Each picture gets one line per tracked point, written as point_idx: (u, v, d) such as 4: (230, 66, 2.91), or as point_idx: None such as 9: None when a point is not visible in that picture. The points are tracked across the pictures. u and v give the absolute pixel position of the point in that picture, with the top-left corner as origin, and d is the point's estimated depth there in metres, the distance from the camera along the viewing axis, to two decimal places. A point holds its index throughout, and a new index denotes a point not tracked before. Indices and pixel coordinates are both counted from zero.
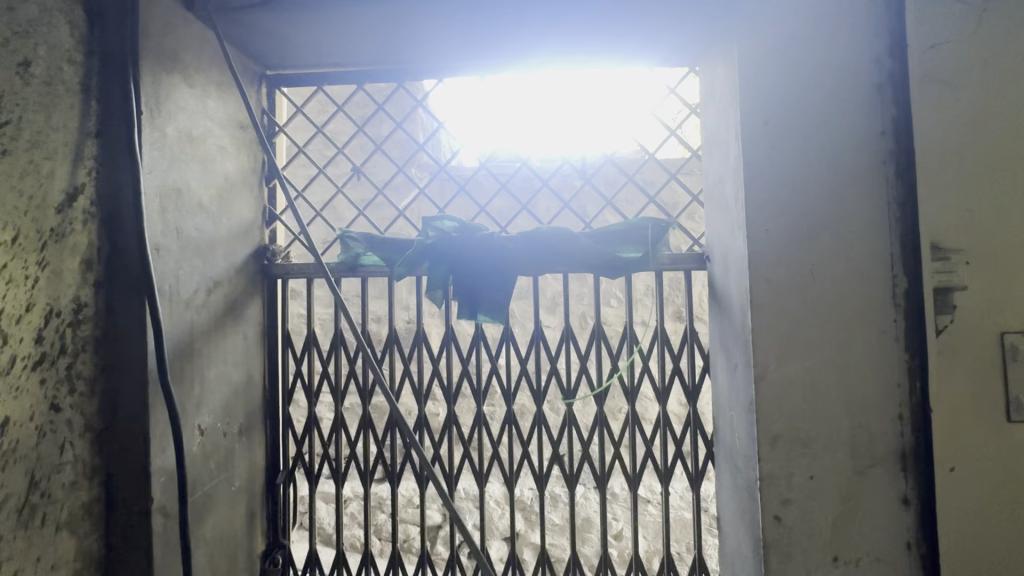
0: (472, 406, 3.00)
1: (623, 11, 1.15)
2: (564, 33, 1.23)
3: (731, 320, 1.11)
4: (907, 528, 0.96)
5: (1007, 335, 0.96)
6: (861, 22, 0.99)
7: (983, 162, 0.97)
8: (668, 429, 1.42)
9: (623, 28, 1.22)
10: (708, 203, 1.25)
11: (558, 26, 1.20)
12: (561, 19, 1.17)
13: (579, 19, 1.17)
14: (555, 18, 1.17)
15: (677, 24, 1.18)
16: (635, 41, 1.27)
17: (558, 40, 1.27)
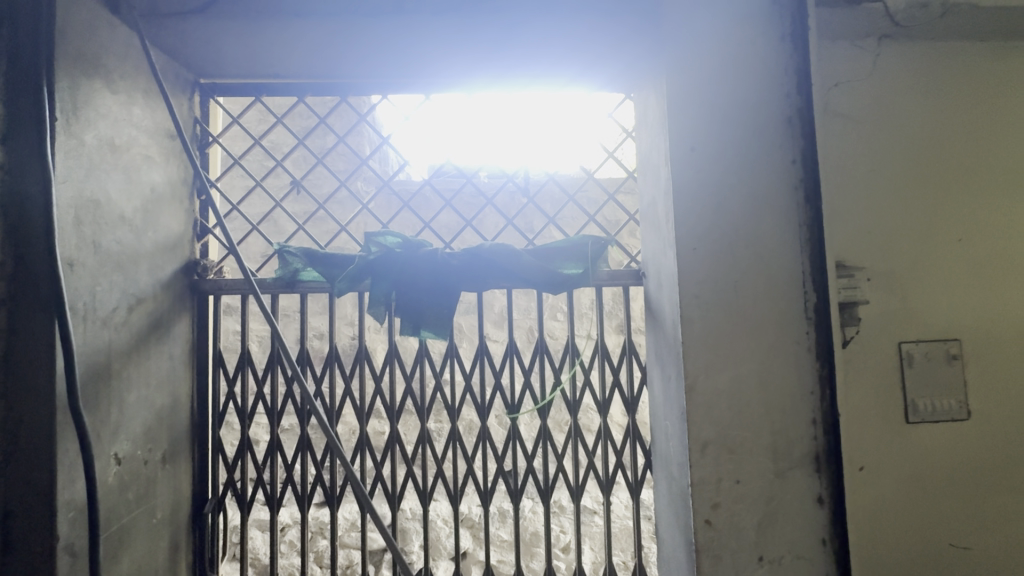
0: (416, 424, 2.99)
1: (562, 38, 1.20)
2: (506, 55, 1.27)
3: (664, 333, 1.17)
4: (823, 525, 1.02)
5: (903, 344, 1.17)
6: (775, 60, 1.08)
7: (878, 196, 1.20)
8: (609, 440, 1.45)
9: (562, 55, 1.28)
10: (644, 222, 1.30)
11: (501, 49, 1.24)
12: (502, 43, 1.21)
13: (520, 44, 1.22)
14: (497, 41, 1.21)
15: (611, 55, 1.25)
16: (573, 67, 1.34)
17: (500, 63, 1.31)
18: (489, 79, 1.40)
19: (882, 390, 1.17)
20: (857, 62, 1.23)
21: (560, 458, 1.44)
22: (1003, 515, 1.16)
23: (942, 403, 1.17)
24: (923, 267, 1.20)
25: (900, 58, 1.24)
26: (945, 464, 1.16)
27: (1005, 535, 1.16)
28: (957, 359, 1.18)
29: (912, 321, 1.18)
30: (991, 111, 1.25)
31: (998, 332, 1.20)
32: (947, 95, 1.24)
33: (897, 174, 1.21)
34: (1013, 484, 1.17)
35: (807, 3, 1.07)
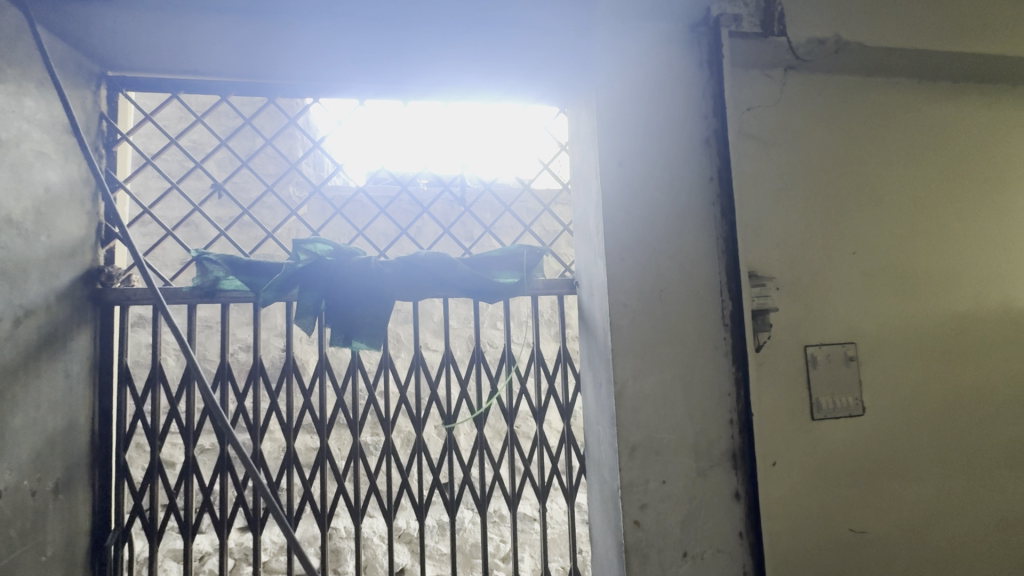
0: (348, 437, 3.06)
1: (496, 51, 1.22)
2: (440, 66, 1.28)
3: (596, 340, 1.20)
4: (739, 519, 1.09)
5: (808, 347, 1.28)
6: (692, 85, 1.16)
7: (785, 212, 1.31)
8: (545, 447, 1.46)
9: (496, 68, 1.30)
10: (577, 232, 1.34)
11: (434, 59, 1.25)
12: (436, 52, 1.22)
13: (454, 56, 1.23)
14: (430, 51, 1.21)
15: (542, 71, 1.29)
16: (508, 81, 1.37)
17: (436, 73, 1.32)
18: (420, 92, 1.42)
19: (790, 389, 1.27)
20: (767, 90, 1.34)
21: (496, 468, 1.43)
22: (893, 501, 1.29)
23: (841, 401, 1.29)
24: (824, 279, 1.32)
25: (802, 89, 1.36)
26: (844, 456, 1.28)
27: (895, 518, 1.29)
28: (853, 360, 1.31)
29: (815, 327, 1.30)
30: (879, 139, 1.40)
31: (889, 335, 1.34)
32: (842, 124, 1.38)
33: (801, 194, 1.33)
34: (901, 472, 1.31)
35: (721, 33, 1.16)
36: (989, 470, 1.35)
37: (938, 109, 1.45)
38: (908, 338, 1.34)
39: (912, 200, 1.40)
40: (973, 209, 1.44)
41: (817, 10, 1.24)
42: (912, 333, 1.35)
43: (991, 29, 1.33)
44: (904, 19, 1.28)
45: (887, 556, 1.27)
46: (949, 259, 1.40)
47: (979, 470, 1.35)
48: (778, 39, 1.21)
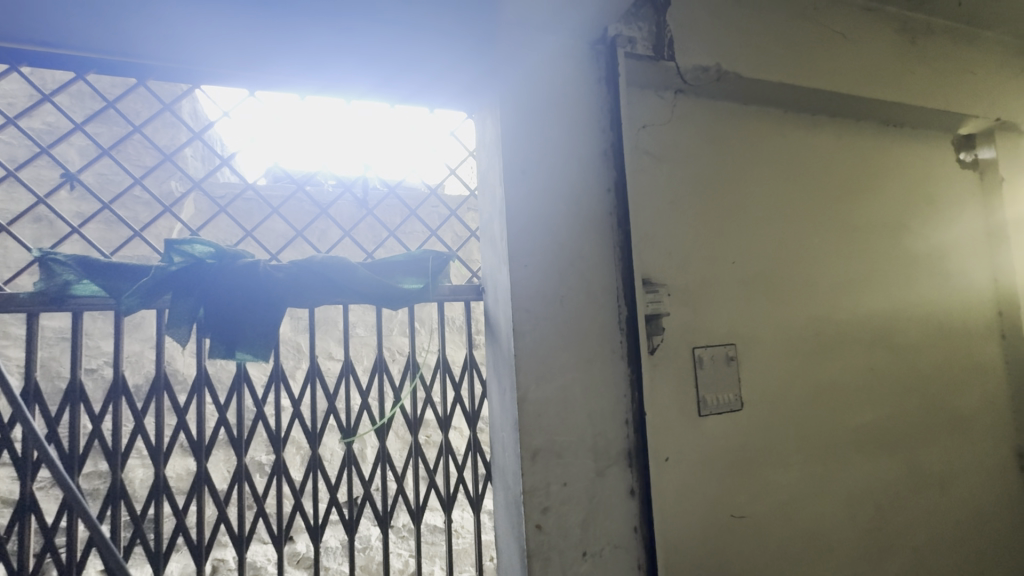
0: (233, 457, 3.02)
1: (399, 52, 1.19)
2: (339, 64, 1.22)
3: (501, 347, 1.20)
4: (633, 514, 1.15)
5: (696, 349, 1.39)
6: (589, 102, 1.22)
7: (675, 224, 1.41)
8: (450, 456, 1.42)
9: (400, 70, 1.26)
10: (483, 238, 1.33)
11: (333, 56, 1.18)
12: (334, 48, 1.16)
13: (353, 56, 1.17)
14: (327, 45, 1.15)
15: (447, 77, 1.28)
16: (412, 85, 1.33)
17: (335, 72, 1.25)
18: (315, 92, 1.34)
19: (679, 389, 1.36)
20: (659, 109, 1.43)
21: (399, 482, 1.36)
22: (767, 488, 1.43)
23: (723, 397, 1.40)
24: (710, 286, 1.43)
25: (690, 111, 1.48)
26: (726, 449, 1.40)
27: (768, 503, 1.43)
28: (733, 360, 1.43)
29: (701, 330, 1.41)
30: (754, 160, 1.55)
31: (762, 336, 1.48)
32: (724, 145, 1.52)
33: (689, 208, 1.44)
34: (773, 461, 1.45)
35: (617, 53, 1.23)
36: (842, 454, 1.54)
37: (801, 136, 1.64)
38: (779, 339, 1.50)
39: (782, 216, 1.57)
40: (831, 225, 1.64)
41: (700, 40, 1.35)
42: (780, 334, 1.51)
43: (840, 70, 1.54)
44: (772, 56, 1.44)
45: (762, 539, 1.40)
46: (812, 269, 1.59)
47: (835, 455, 1.53)
48: (667, 64, 1.31)
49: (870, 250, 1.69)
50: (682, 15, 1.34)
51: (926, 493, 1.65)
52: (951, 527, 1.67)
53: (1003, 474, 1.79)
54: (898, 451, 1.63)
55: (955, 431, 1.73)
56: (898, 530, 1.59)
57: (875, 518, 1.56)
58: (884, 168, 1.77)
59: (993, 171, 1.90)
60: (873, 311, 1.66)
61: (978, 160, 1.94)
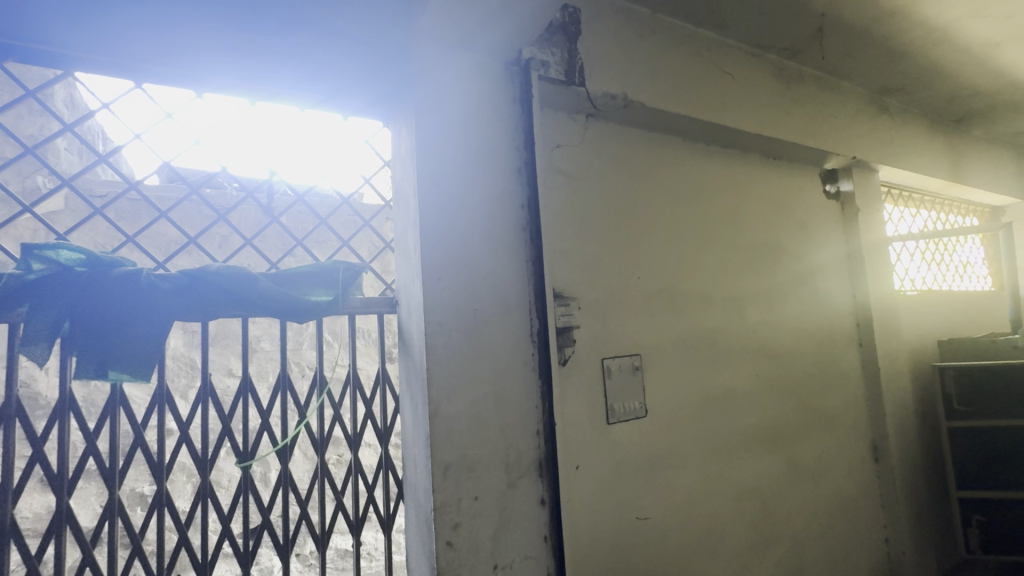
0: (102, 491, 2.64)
1: (309, 58, 1.15)
2: (243, 65, 1.16)
3: (413, 361, 1.18)
4: (544, 524, 1.17)
5: (605, 360, 1.45)
6: (503, 121, 1.27)
7: (585, 240, 1.48)
8: (360, 475, 1.36)
9: (312, 76, 1.22)
10: (397, 250, 1.31)
11: (234, 55, 1.11)
12: (238, 48, 1.10)
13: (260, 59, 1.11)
14: (230, 44, 1.08)
15: (360, 87, 1.25)
16: (324, 91, 1.29)
17: (238, 71, 1.18)
18: (216, 91, 1.25)
19: (589, 397, 1.42)
20: (571, 131, 1.50)
21: (302, 506, 1.28)
22: (669, 489, 1.53)
23: (629, 405, 1.48)
24: (618, 300, 1.52)
25: (601, 134, 1.57)
26: (632, 454, 1.47)
27: (669, 505, 1.52)
28: (639, 369, 1.52)
29: (610, 341, 1.48)
30: (657, 184, 1.68)
31: (663, 347, 1.59)
32: (631, 168, 1.62)
33: (598, 225, 1.52)
34: (674, 464, 1.55)
35: (530, 75, 1.29)
36: (733, 454, 1.69)
37: (698, 164, 1.80)
38: (679, 350, 1.62)
39: (681, 236, 1.70)
40: (723, 245, 1.81)
41: (608, 70, 1.45)
42: (679, 344, 1.63)
43: (729, 105, 1.72)
44: (672, 89, 1.58)
45: (664, 538, 1.49)
46: (707, 284, 1.74)
47: (727, 456, 1.67)
48: (578, 89, 1.39)
49: (756, 268, 1.89)
50: (592, 44, 1.43)
51: (802, 485, 1.85)
52: (823, 514, 1.88)
53: (863, 465, 2.06)
54: (779, 449, 1.81)
55: (826, 429, 1.96)
56: (780, 520, 1.76)
57: (760, 511, 1.72)
58: (766, 195, 1.99)
59: (851, 201, 2.21)
60: (758, 323, 1.85)
61: (840, 191, 2.24)
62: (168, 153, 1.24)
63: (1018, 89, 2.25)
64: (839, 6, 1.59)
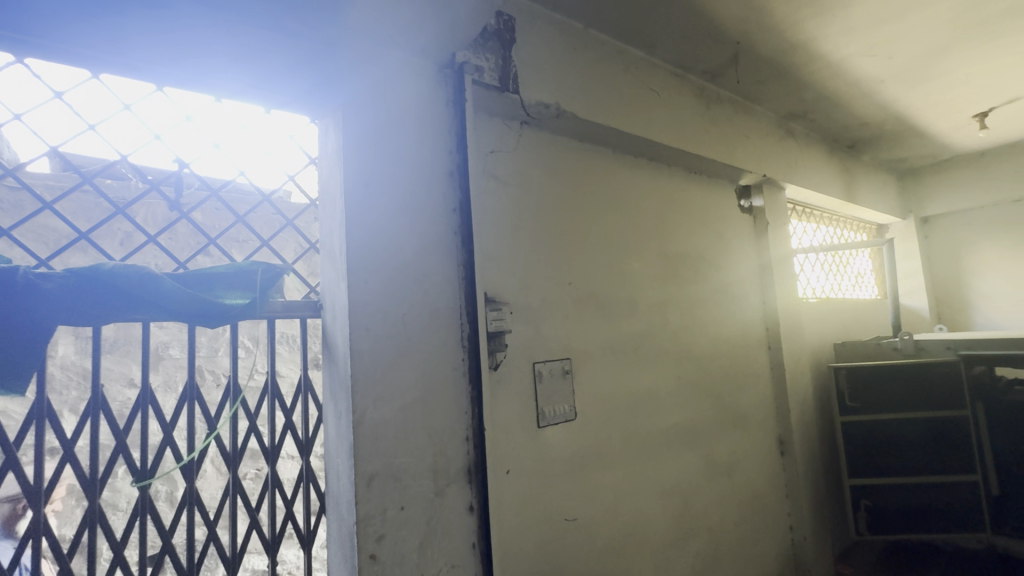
0: None
1: (227, 50, 1.07)
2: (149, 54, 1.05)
3: (337, 368, 1.13)
4: (471, 530, 1.16)
5: (536, 364, 1.47)
6: (434, 125, 1.26)
7: (518, 245, 1.49)
8: (277, 489, 1.28)
9: (231, 71, 1.14)
10: (322, 252, 1.25)
11: (140, 42, 1.01)
12: (142, 35, 1.00)
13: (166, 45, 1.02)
14: (133, 32, 0.98)
15: (285, 83, 1.19)
16: (244, 88, 1.21)
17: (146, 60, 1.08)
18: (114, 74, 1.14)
19: (519, 402, 1.43)
20: (505, 137, 1.52)
21: (210, 526, 1.18)
22: (596, 489, 1.57)
23: (559, 409, 1.51)
24: (549, 305, 1.54)
25: (534, 142, 1.60)
26: (561, 457, 1.50)
27: (596, 505, 1.56)
28: (569, 372, 1.55)
29: (541, 345, 1.50)
30: (588, 193, 1.73)
31: (592, 351, 1.64)
32: (563, 177, 1.66)
33: (531, 230, 1.54)
34: (601, 465, 1.60)
35: (463, 80, 1.30)
36: (656, 452, 1.77)
37: (626, 175, 1.88)
38: (607, 353, 1.68)
39: (611, 243, 1.77)
40: (649, 253, 1.90)
41: (541, 80, 1.49)
42: (607, 348, 1.68)
43: (655, 121, 1.81)
44: (602, 101, 1.64)
45: (591, 538, 1.52)
46: (634, 291, 1.81)
47: (650, 455, 1.75)
48: (512, 96, 1.40)
49: (678, 276, 1.99)
50: (526, 54, 1.46)
51: (718, 479, 1.97)
52: (736, 507, 2.01)
53: (770, 459, 2.22)
54: (698, 447, 1.92)
55: (738, 427, 2.11)
56: (698, 514, 1.86)
57: (680, 505, 1.81)
58: (689, 207, 2.11)
59: (762, 215, 2.40)
60: (680, 327, 1.95)
61: (752, 206, 2.43)
62: (54, 139, 1.13)
63: (898, 122, 2.56)
64: (752, 36, 1.73)
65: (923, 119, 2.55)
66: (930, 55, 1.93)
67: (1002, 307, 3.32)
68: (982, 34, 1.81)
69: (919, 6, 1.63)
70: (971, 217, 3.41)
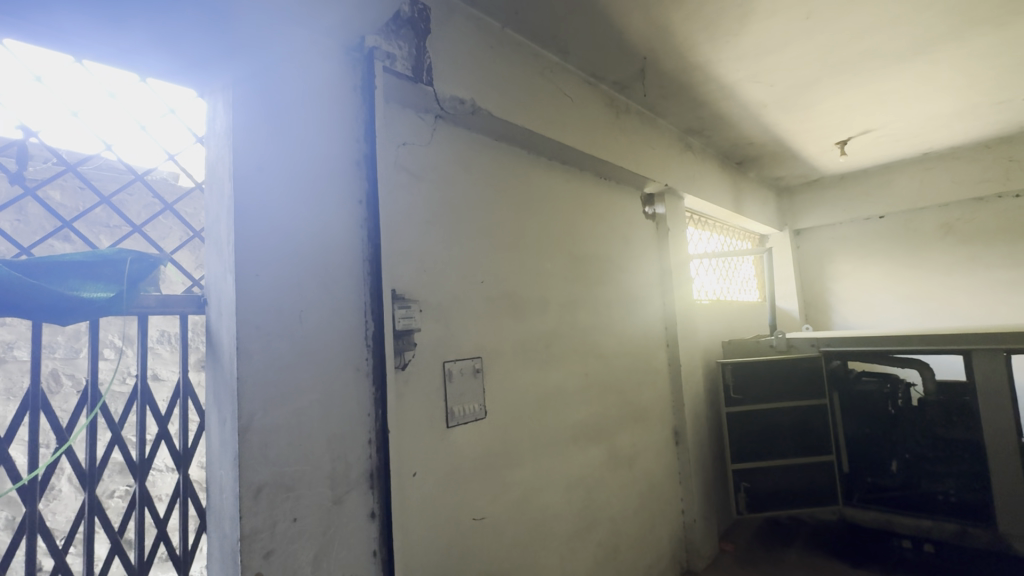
0: None
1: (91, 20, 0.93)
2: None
3: (221, 369, 1.03)
4: (372, 539, 1.11)
5: (446, 363, 1.44)
6: (340, 111, 1.19)
7: (431, 242, 1.46)
8: (148, 507, 1.14)
9: (98, 46, 0.99)
10: (208, 241, 1.13)
11: None
12: None
13: (6, 1, 0.85)
14: None
15: (168, 58, 1.05)
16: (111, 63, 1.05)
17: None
18: None
19: (426, 403, 1.39)
20: (418, 130, 1.47)
21: (60, 553, 1.02)
22: (504, 487, 1.58)
23: (469, 408, 1.49)
24: (460, 303, 1.52)
25: (449, 137, 1.57)
26: (469, 457, 1.48)
27: (504, 502, 1.57)
28: (479, 371, 1.54)
29: (451, 344, 1.48)
30: (502, 192, 1.73)
31: (503, 349, 1.65)
32: (477, 174, 1.65)
33: (444, 226, 1.51)
34: (509, 463, 1.61)
35: (374, 65, 1.24)
36: (563, 447, 1.82)
37: (540, 177, 1.92)
38: (518, 352, 1.70)
39: (523, 243, 1.78)
40: (560, 254, 1.95)
41: (456, 74, 1.46)
42: (518, 346, 1.70)
43: (568, 125, 1.86)
44: (517, 101, 1.65)
45: (498, 536, 1.53)
46: (545, 289, 1.85)
47: (558, 450, 1.80)
48: (425, 87, 1.36)
49: (588, 276, 2.07)
50: (441, 45, 1.43)
51: (620, 470, 2.07)
52: (635, 497, 2.13)
53: (666, 450, 2.39)
54: (602, 441, 2.01)
55: (639, 420, 2.24)
56: (601, 504, 1.95)
57: (584, 498, 1.88)
58: (598, 211, 2.20)
59: (663, 221, 2.56)
60: (588, 326, 2.03)
61: (656, 213, 2.59)
62: None
63: (777, 144, 2.88)
64: (657, 53, 1.84)
65: (798, 142, 2.88)
66: (803, 87, 2.19)
67: (854, 309, 3.86)
68: (844, 72, 2.09)
69: (796, 42, 1.83)
70: (833, 231, 3.93)
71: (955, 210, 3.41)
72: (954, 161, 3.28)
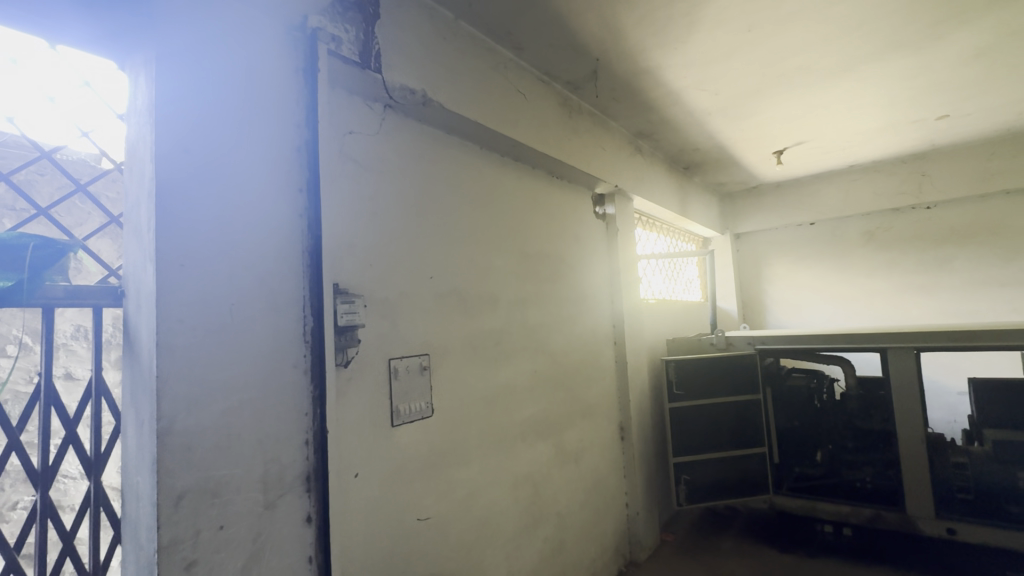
0: None
1: None
2: None
3: (140, 366, 0.95)
4: (308, 544, 1.06)
5: (391, 360, 1.40)
6: (280, 94, 1.13)
7: (378, 235, 1.41)
8: (53, 519, 1.03)
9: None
10: (126, 227, 1.03)
11: None
12: None
13: None
14: None
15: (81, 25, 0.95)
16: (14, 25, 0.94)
17: None
18: None
19: (370, 401, 1.34)
20: (366, 119, 1.42)
21: None
22: (450, 486, 1.55)
23: (415, 406, 1.46)
24: (408, 299, 1.48)
25: (399, 128, 1.53)
26: (415, 456, 1.45)
27: (451, 501, 1.55)
28: (426, 369, 1.51)
29: (397, 341, 1.43)
30: (453, 186, 1.71)
31: (452, 346, 1.62)
32: (428, 168, 1.61)
33: (392, 219, 1.46)
34: (456, 461, 1.59)
35: (317, 48, 1.18)
36: (511, 444, 1.82)
37: (492, 172, 1.90)
38: (467, 349, 1.68)
39: (474, 239, 1.77)
40: (511, 252, 1.94)
41: (407, 63, 1.42)
42: (467, 343, 1.68)
43: (521, 122, 1.86)
44: (469, 95, 1.63)
45: (443, 536, 1.51)
46: (496, 286, 1.84)
47: (506, 447, 1.79)
48: (374, 75, 1.32)
49: (539, 274, 2.08)
50: (391, 32, 1.39)
51: (566, 466, 2.10)
52: (581, 492, 2.16)
53: (612, 445, 2.44)
54: (550, 437, 2.03)
55: (586, 416, 2.27)
56: (547, 500, 1.97)
57: (531, 494, 1.89)
58: (550, 209, 2.21)
59: (613, 221, 2.62)
60: (538, 323, 2.04)
61: (606, 213, 2.64)
62: None
63: (721, 151, 3.01)
64: (609, 56, 1.87)
65: (740, 150, 3.02)
66: (744, 97, 2.30)
67: (787, 310, 4.10)
68: (781, 85, 2.21)
69: (738, 53, 1.92)
70: (770, 236, 4.15)
71: (876, 219, 3.70)
72: (876, 174, 3.55)
